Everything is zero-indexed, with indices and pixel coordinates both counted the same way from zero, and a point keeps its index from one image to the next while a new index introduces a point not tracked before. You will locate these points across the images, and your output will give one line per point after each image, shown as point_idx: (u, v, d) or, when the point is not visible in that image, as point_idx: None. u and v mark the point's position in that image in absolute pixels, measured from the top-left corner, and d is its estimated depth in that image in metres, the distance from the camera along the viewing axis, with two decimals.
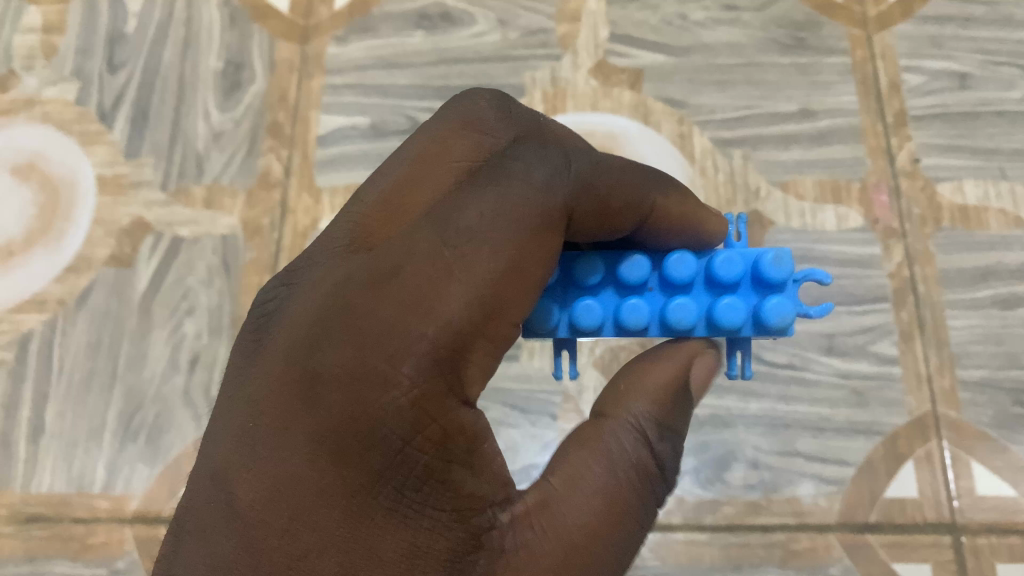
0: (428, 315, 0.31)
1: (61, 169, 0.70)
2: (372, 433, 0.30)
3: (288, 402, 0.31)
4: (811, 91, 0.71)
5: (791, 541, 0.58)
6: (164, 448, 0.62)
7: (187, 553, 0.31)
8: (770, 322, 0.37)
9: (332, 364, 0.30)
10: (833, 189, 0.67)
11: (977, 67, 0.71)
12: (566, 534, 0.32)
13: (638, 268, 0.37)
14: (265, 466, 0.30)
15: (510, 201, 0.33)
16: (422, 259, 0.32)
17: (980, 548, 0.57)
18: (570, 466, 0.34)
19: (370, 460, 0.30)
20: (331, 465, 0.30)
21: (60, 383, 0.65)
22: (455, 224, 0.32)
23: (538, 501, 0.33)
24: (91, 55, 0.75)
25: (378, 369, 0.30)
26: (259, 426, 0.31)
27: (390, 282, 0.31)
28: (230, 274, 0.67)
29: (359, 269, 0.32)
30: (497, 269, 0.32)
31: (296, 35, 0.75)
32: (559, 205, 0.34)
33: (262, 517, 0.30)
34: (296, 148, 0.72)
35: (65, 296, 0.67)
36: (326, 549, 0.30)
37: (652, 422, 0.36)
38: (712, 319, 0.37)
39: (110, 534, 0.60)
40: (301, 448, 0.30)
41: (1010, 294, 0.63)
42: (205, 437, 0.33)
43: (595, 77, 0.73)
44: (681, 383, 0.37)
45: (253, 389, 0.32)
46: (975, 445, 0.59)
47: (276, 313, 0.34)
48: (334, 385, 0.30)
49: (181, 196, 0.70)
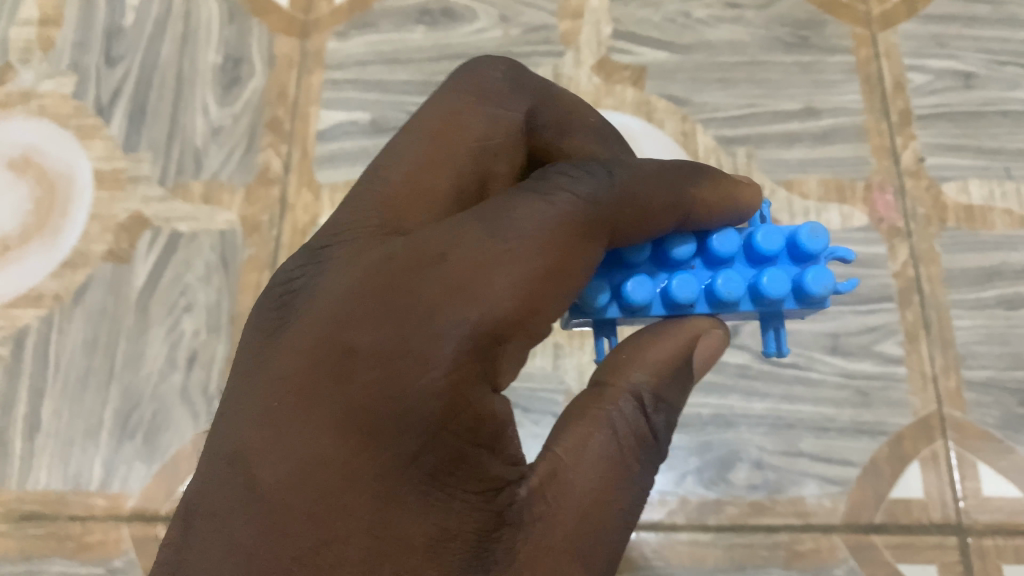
0: (472, 300, 0.31)
1: (58, 164, 0.70)
2: (407, 417, 0.30)
3: (316, 384, 0.31)
4: (815, 90, 0.71)
5: (795, 542, 0.57)
6: (162, 446, 0.62)
7: (201, 535, 0.31)
8: (815, 290, 0.37)
9: (370, 344, 0.31)
10: (837, 188, 0.67)
11: (982, 67, 0.70)
12: (578, 500, 0.32)
13: (684, 245, 0.38)
14: (294, 448, 0.30)
15: (555, 205, 0.34)
16: (466, 250, 0.32)
17: (987, 549, 0.57)
18: (573, 437, 0.34)
19: (404, 442, 0.30)
20: (362, 446, 0.30)
21: (55, 380, 0.64)
22: (504, 218, 0.33)
23: (546, 471, 0.33)
24: (88, 50, 0.74)
25: (418, 349, 0.30)
26: (285, 407, 0.31)
27: (434, 266, 0.32)
28: (229, 270, 0.66)
29: (398, 250, 0.33)
30: (539, 264, 0.32)
31: (296, 30, 0.75)
32: (606, 221, 0.35)
33: (287, 499, 0.30)
34: (295, 143, 0.71)
35: (62, 293, 0.66)
36: (354, 533, 0.30)
37: (651, 393, 0.36)
38: (758, 290, 0.37)
39: (107, 533, 0.59)
40: (331, 429, 0.30)
41: (1015, 295, 0.63)
42: (222, 421, 0.33)
43: (598, 74, 0.72)
44: (682, 359, 0.37)
45: (283, 368, 0.32)
46: (981, 446, 0.59)
47: (301, 295, 0.34)
48: (367, 368, 0.31)
49: (180, 191, 0.69)
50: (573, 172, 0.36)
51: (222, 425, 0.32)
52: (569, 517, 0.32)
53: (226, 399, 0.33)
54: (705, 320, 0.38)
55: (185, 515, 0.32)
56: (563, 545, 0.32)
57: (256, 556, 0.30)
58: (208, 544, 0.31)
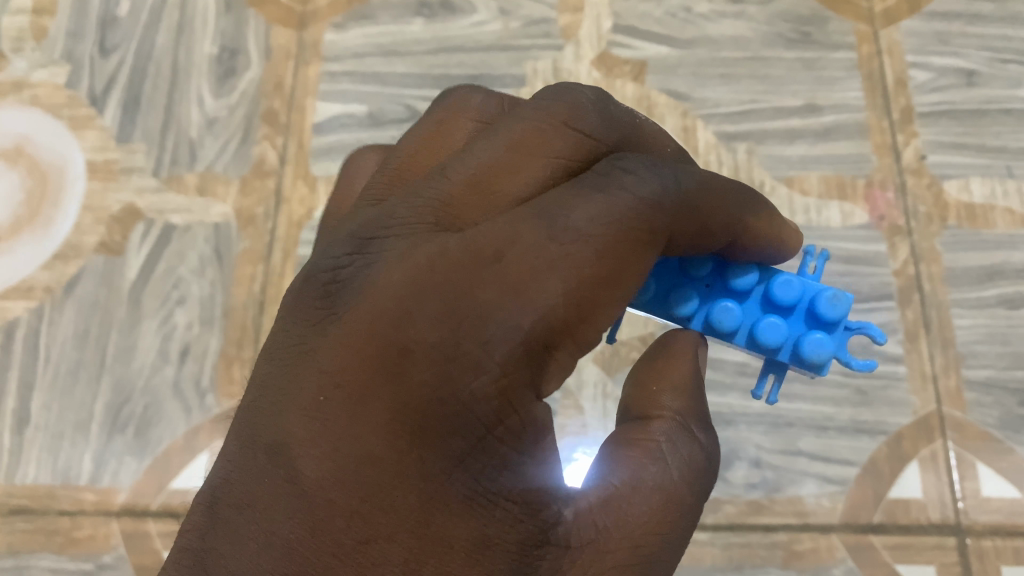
0: (529, 303, 0.29)
1: (50, 154, 0.69)
2: (457, 419, 0.29)
3: (365, 379, 0.29)
4: (817, 86, 0.70)
5: (793, 542, 0.57)
6: (153, 441, 0.61)
7: (236, 525, 0.30)
8: (805, 354, 0.37)
9: (422, 341, 0.29)
10: (838, 185, 0.66)
11: (984, 65, 0.70)
12: (628, 531, 0.31)
13: (702, 265, 0.38)
14: (338, 444, 0.29)
15: (620, 207, 0.31)
16: (526, 249, 0.30)
17: (985, 550, 0.56)
18: (623, 469, 0.32)
19: (451, 444, 0.29)
20: (409, 446, 0.29)
21: (46, 373, 0.63)
22: (567, 216, 0.30)
23: (597, 501, 0.31)
24: (82, 39, 0.73)
25: (471, 352, 0.29)
26: (330, 402, 0.30)
27: (490, 266, 0.30)
28: (223, 263, 0.66)
29: (453, 246, 0.30)
30: (600, 269, 0.30)
31: (293, 21, 0.74)
32: (662, 225, 0.32)
33: (329, 496, 0.29)
34: (291, 136, 0.70)
35: (53, 284, 0.65)
36: (396, 533, 0.29)
37: (689, 414, 0.35)
38: (752, 333, 0.37)
39: (97, 528, 0.59)
40: (377, 427, 0.29)
41: (1016, 294, 0.62)
42: (260, 405, 0.31)
43: (598, 68, 0.71)
44: (696, 372, 0.36)
45: (327, 361, 0.30)
46: (981, 446, 0.59)
47: (346, 279, 0.32)
48: (419, 366, 0.29)
49: (174, 182, 0.69)
50: (644, 175, 0.33)
51: (258, 415, 0.31)
52: (621, 550, 0.31)
53: (261, 384, 0.32)
54: (692, 334, 0.37)
55: (214, 502, 0.31)
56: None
57: (293, 554, 0.29)
58: (241, 536, 0.29)
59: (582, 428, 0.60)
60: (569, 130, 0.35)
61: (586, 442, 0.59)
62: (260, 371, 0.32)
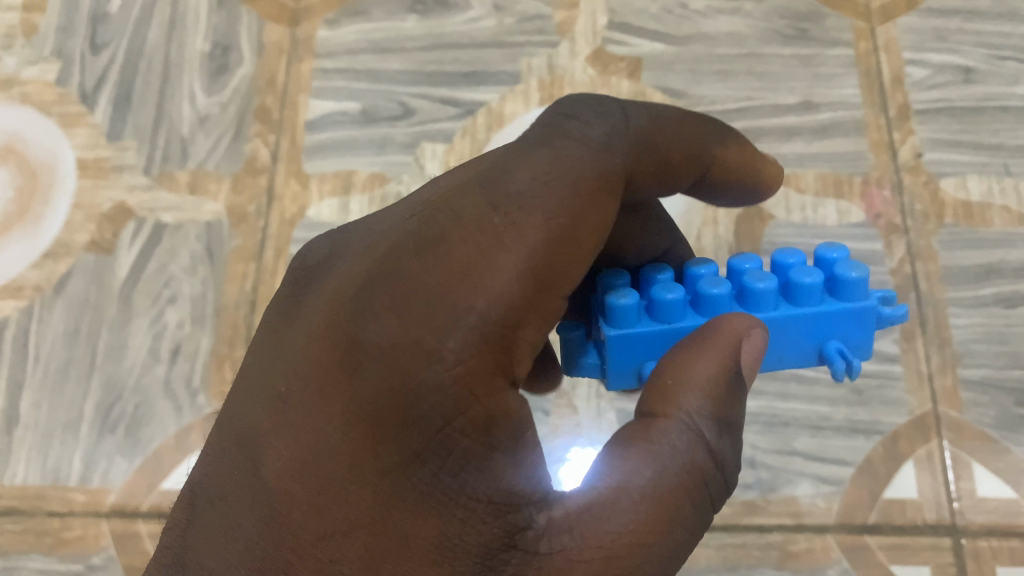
0: (477, 287, 0.30)
1: (40, 152, 0.68)
2: (410, 411, 0.30)
3: (323, 373, 0.31)
4: (813, 83, 0.69)
5: (788, 542, 0.56)
6: (144, 441, 0.60)
7: (208, 518, 0.32)
8: (849, 275, 0.36)
9: (375, 332, 0.30)
10: (834, 183, 0.66)
11: (982, 62, 0.69)
12: (610, 541, 0.30)
13: (704, 263, 0.37)
14: (297, 437, 0.31)
15: (565, 169, 0.33)
16: (471, 230, 0.31)
17: (981, 551, 0.56)
18: (617, 471, 0.32)
19: (406, 438, 0.30)
20: (363, 438, 0.30)
21: (36, 372, 0.62)
22: (507, 185, 0.32)
23: (581, 506, 0.31)
24: (73, 35, 0.73)
25: (423, 340, 0.30)
26: (290, 395, 0.31)
27: (436, 248, 0.31)
28: (214, 261, 0.65)
29: (409, 236, 0.32)
30: (547, 236, 0.31)
31: (286, 17, 0.73)
32: (616, 164, 0.34)
33: (288, 489, 0.30)
34: (284, 132, 0.69)
35: (43, 283, 0.65)
36: (352, 529, 0.30)
37: (707, 419, 0.33)
38: (792, 285, 0.36)
39: (87, 528, 0.58)
40: (331, 418, 0.30)
41: (1013, 293, 0.62)
42: (235, 399, 0.33)
43: (593, 65, 0.71)
44: (730, 373, 0.34)
45: (291, 353, 0.32)
46: (978, 446, 0.58)
47: (316, 278, 0.34)
48: (369, 360, 0.30)
49: (166, 180, 0.68)
50: (588, 142, 0.34)
51: (233, 408, 0.33)
52: (599, 558, 0.30)
53: (238, 382, 0.34)
54: (740, 319, 0.34)
55: (194, 496, 0.33)
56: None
57: (256, 547, 0.30)
58: (214, 528, 0.32)
59: (576, 428, 0.59)
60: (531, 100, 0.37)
61: (580, 441, 0.59)
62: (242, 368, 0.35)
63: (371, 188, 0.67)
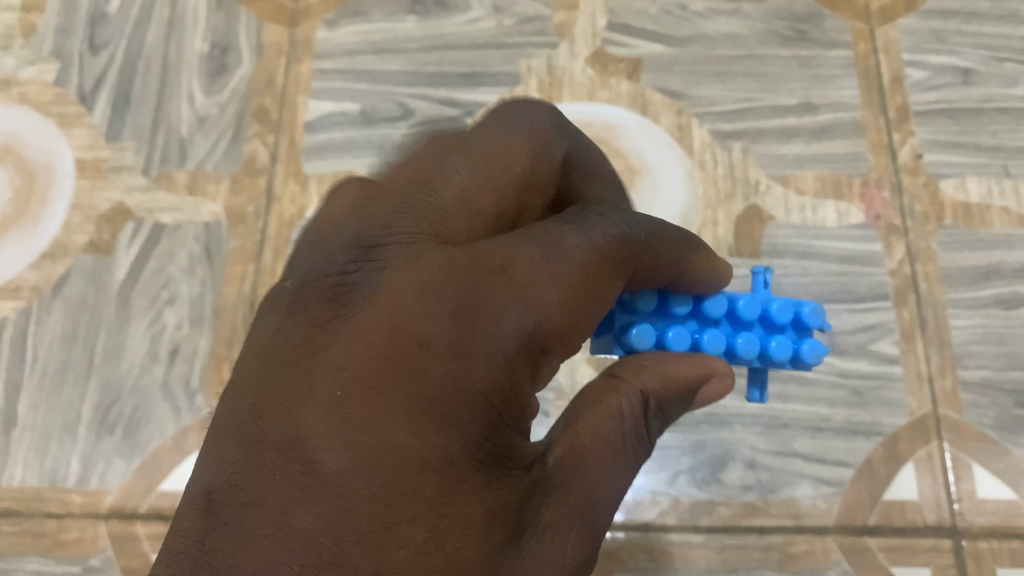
0: (530, 306, 0.33)
1: (38, 152, 0.68)
2: (474, 407, 0.31)
3: (384, 372, 0.30)
4: (813, 84, 0.69)
5: (788, 544, 0.56)
6: (142, 442, 0.60)
7: (243, 522, 0.29)
8: (808, 360, 0.41)
9: (439, 336, 0.31)
10: (833, 184, 0.66)
11: (980, 63, 0.69)
12: (578, 481, 0.34)
13: (719, 303, 0.41)
14: (359, 434, 0.30)
15: (598, 236, 0.35)
16: (523, 258, 0.33)
17: (981, 553, 0.56)
18: (589, 419, 0.35)
19: (471, 430, 0.31)
20: (431, 432, 0.30)
21: (33, 373, 0.62)
22: (556, 238, 0.34)
23: (563, 448, 0.34)
24: (71, 35, 0.73)
25: (484, 346, 0.31)
26: (348, 395, 0.30)
27: (496, 273, 0.33)
28: (213, 263, 0.65)
29: (460, 254, 0.33)
30: (585, 277, 0.34)
31: (285, 18, 0.73)
32: (631, 229, 0.37)
33: (351, 484, 0.29)
34: (283, 133, 0.69)
35: (41, 284, 0.65)
36: (418, 517, 0.29)
37: (660, 401, 0.37)
38: (766, 354, 0.41)
39: (84, 530, 0.58)
40: (399, 415, 0.30)
41: (1013, 294, 0.62)
42: (265, 401, 0.31)
43: (593, 66, 0.71)
44: (693, 385, 0.38)
45: (340, 356, 0.31)
46: (977, 447, 0.58)
47: (351, 282, 0.33)
48: (434, 361, 0.31)
49: (164, 181, 0.68)
50: (611, 217, 0.37)
51: (265, 412, 0.31)
52: (579, 489, 0.34)
53: (261, 384, 0.32)
54: (723, 364, 0.39)
55: (214, 499, 0.30)
56: (580, 515, 0.33)
57: (315, 544, 0.29)
58: (252, 533, 0.29)
59: None
60: (529, 153, 0.39)
61: None
62: (253, 373, 0.32)
63: None
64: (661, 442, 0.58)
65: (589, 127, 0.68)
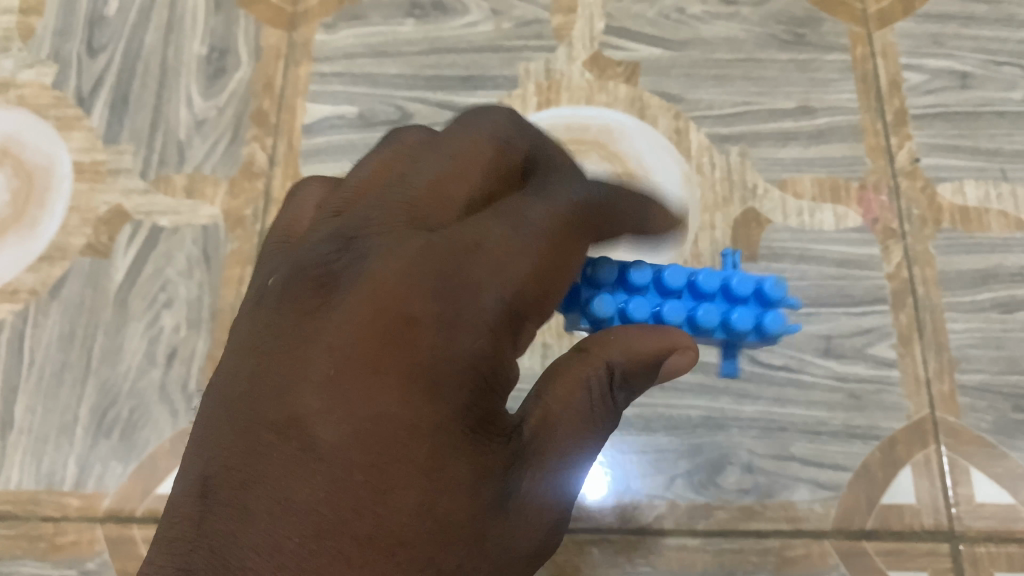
0: (505, 279, 0.33)
1: (36, 155, 0.68)
2: (462, 376, 0.31)
3: (376, 351, 0.31)
4: (810, 88, 0.69)
5: (785, 548, 0.56)
6: (139, 445, 0.60)
7: (246, 500, 0.29)
8: (770, 328, 0.43)
9: (426, 313, 0.31)
10: (831, 188, 0.66)
11: (978, 67, 0.69)
12: (551, 448, 0.34)
13: (678, 273, 0.43)
14: (356, 409, 0.30)
15: (562, 207, 0.36)
16: (499, 234, 0.33)
17: (979, 557, 0.55)
18: (556, 392, 0.36)
19: (459, 399, 0.31)
20: (423, 401, 0.31)
21: (30, 376, 0.62)
22: (524, 212, 0.35)
23: (535, 419, 0.35)
24: (69, 38, 0.73)
25: (470, 318, 0.32)
26: (342, 374, 0.30)
27: (474, 251, 0.33)
28: (210, 265, 0.65)
29: (439, 235, 0.33)
30: (556, 247, 0.35)
31: (283, 21, 0.73)
32: (591, 197, 0.37)
33: (348, 456, 0.30)
34: (281, 136, 0.69)
35: (38, 286, 0.65)
36: (412, 483, 0.30)
37: (626, 377, 0.37)
38: (728, 323, 0.43)
39: (81, 533, 0.58)
40: (393, 388, 0.30)
41: (1010, 298, 0.62)
42: (258, 386, 0.31)
43: (591, 69, 0.71)
44: (659, 360, 0.37)
45: (332, 337, 0.31)
46: (975, 451, 0.58)
47: (336, 269, 0.33)
48: (423, 335, 0.31)
49: (162, 184, 0.68)
50: (572, 185, 0.37)
51: (260, 396, 0.31)
52: (552, 458, 0.34)
53: (255, 371, 0.31)
54: (686, 335, 0.38)
55: (212, 483, 0.30)
56: (551, 480, 0.34)
57: (315, 514, 0.29)
58: (253, 508, 0.29)
59: None
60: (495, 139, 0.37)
61: None
62: (243, 365, 0.32)
63: None
64: (659, 446, 0.58)
65: (586, 131, 0.68)
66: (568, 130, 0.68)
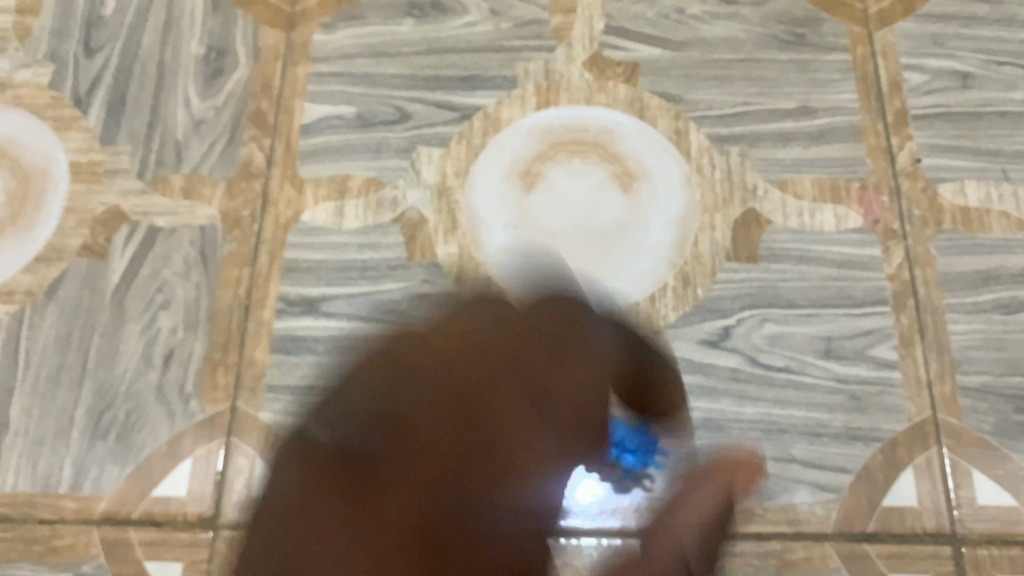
0: (517, 439, 0.34)
1: (33, 156, 0.68)
2: (467, 522, 0.31)
3: (371, 492, 0.31)
4: (811, 88, 0.69)
5: (786, 551, 0.55)
6: (136, 447, 0.60)
7: None
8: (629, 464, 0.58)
9: (437, 448, 0.33)
10: (831, 188, 0.66)
11: (979, 67, 0.69)
12: None
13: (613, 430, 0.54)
14: (361, 552, 0.29)
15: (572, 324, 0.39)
16: (518, 363, 0.35)
17: (981, 559, 0.55)
18: None
19: (460, 544, 0.31)
20: (423, 551, 0.30)
21: (26, 377, 0.62)
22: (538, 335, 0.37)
23: None
24: (67, 38, 0.73)
25: (478, 455, 0.33)
26: (343, 518, 0.30)
27: (495, 387, 0.35)
28: (208, 266, 0.65)
29: (460, 354, 0.35)
30: (566, 398, 0.36)
31: (282, 22, 0.73)
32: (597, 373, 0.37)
33: None
34: (279, 137, 0.69)
35: (35, 287, 0.64)
36: None
37: None
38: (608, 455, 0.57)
39: (77, 536, 0.57)
40: (394, 529, 0.30)
41: (1012, 299, 0.62)
42: (263, 537, 0.31)
43: (590, 70, 0.71)
44: None
45: (334, 473, 0.31)
46: (976, 453, 0.58)
47: (361, 410, 0.33)
48: (422, 471, 0.32)
49: (159, 185, 0.67)
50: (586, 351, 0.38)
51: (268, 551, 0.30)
52: None
53: (268, 518, 0.31)
54: None
55: None
56: None
57: None
58: None
59: None
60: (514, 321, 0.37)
61: None
62: (265, 523, 0.31)
63: (367, 192, 0.67)
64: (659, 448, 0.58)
65: (586, 132, 0.68)
66: (568, 130, 0.68)
